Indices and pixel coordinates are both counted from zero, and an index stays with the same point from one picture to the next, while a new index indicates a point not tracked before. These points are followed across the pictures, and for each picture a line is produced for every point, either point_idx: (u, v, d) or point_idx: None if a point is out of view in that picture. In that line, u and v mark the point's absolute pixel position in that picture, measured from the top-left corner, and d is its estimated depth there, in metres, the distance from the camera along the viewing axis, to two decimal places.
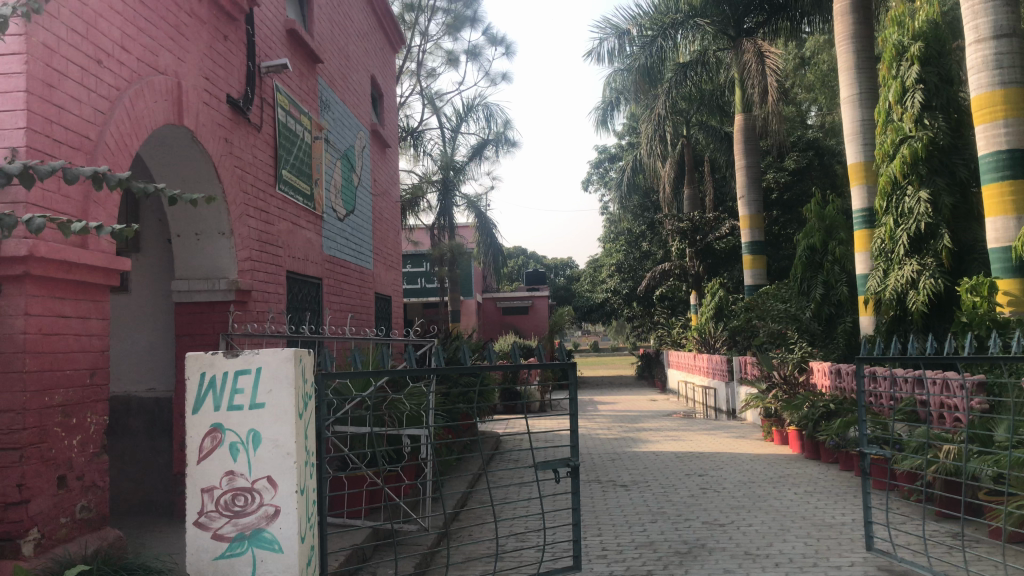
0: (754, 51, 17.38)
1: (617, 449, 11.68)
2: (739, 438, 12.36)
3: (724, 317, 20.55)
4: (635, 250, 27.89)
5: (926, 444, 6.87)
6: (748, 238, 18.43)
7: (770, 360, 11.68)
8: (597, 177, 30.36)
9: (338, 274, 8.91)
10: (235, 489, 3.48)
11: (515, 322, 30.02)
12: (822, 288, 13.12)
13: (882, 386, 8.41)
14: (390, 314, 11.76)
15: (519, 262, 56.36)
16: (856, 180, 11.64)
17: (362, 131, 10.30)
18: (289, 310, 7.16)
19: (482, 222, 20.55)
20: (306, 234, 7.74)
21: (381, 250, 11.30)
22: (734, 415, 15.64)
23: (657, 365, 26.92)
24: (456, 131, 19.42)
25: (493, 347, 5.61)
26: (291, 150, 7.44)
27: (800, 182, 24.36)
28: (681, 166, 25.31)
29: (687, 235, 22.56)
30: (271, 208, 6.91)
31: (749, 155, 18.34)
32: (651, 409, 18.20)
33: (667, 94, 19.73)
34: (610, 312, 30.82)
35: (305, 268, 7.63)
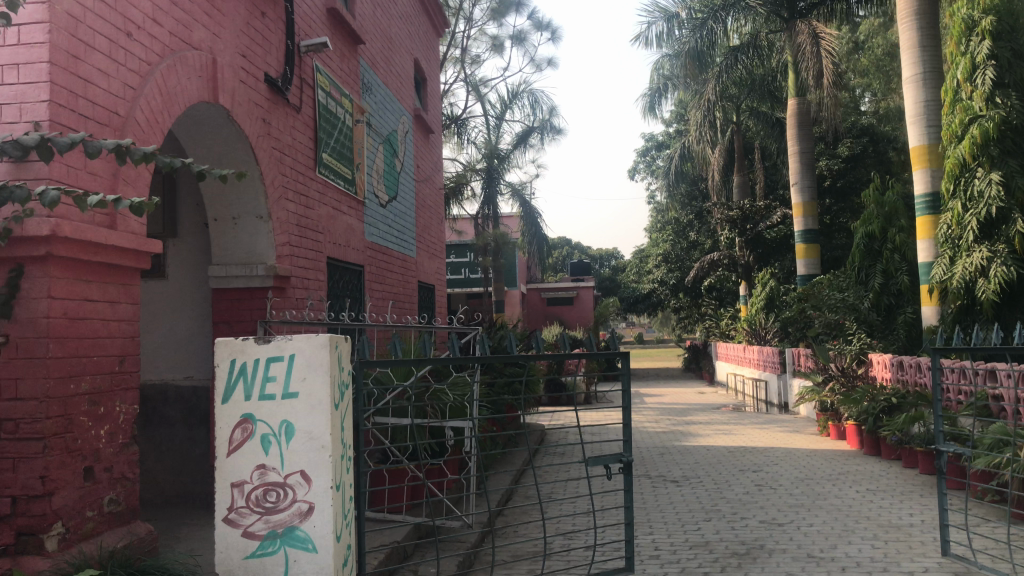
0: (808, 32, 16.83)
1: (666, 443, 11.33)
2: (793, 433, 11.93)
3: (775, 307, 19.97)
4: (682, 240, 27.35)
5: (1002, 441, 6.43)
6: (801, 226, 17.85)
7: (826, 352, 11.22)
8: (643, 166, 29.86)
9: (380, 262, 8.71)
10: (266, 484, 3.25)
11: (560, 313, 29.69)
12: (881, 278, 12.64)
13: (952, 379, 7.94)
14: (434, 303, 11.55)
15: (564, 253, 55.95)
16: (919, 164, 11.12)
17: (405, 115, 10.08)
18: (329, 298, 6.97)
19: (527, 211, 20.27)
20: (347, 219, 7.54)
21: (425, 238, 11.09)
22: (786, 409, 15.16)
23: (704, 357, 26.40)
24: (501, 119, 19.13)
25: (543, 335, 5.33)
26: (331, 132, 7.24)
27: (853, 169, 23.55)
28: (730, 154, 24.73)
29: (736, 223, 22.00)
30: (312, 192, 6.71)
31: (802, 141, 17.78)
32: (700, 402, 17.77)
33: (717, 78, 19.19)
34: (657, 303, 30.32)
35: (346, 255, 7.43)
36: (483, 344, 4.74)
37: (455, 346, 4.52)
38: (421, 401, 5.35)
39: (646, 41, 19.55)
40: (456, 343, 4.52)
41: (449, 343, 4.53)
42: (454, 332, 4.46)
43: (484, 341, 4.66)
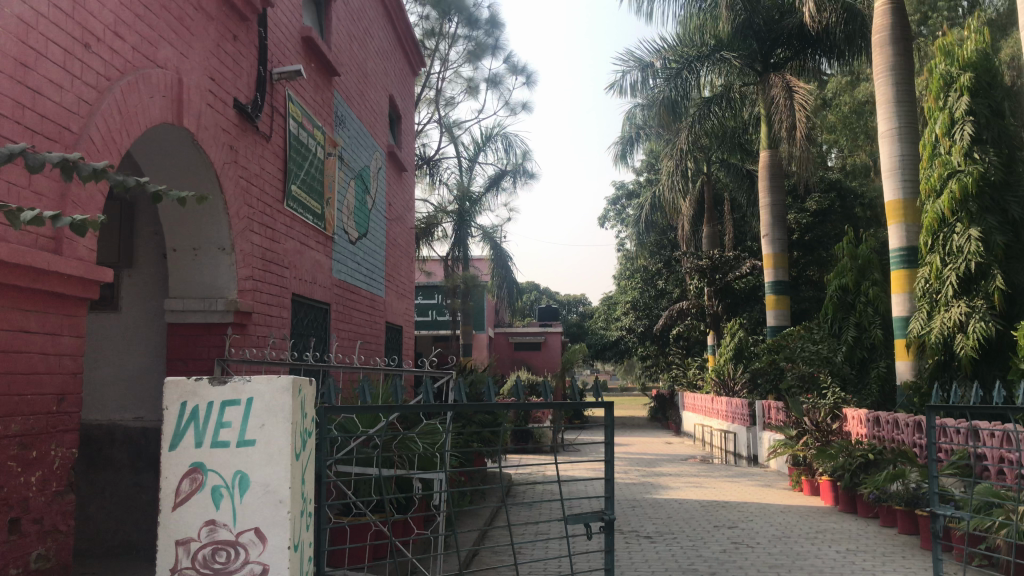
0: (782, 86, 17.01)
1: (637, 495, 11.01)
2: (765, 487, 11.68)
3: (744, 358, 19.82)
4: (652, 288, 27.27)
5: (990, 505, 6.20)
6: (772, 277, 17.82)
7: (800, 405, 11.03)
8: (614, 214, 29.92)
9: (347, 300, 8.38)
10: (216, 542, 2.85)
11: (527, 358, 29.39)
12: (854, 331, 12.57)
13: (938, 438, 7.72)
14: (401, 344, 11.21)
15: (532, 298, 55.86)
16: (894, 218, 11.09)
17: (379, 151, 9.84)
18: (293, 336, 6.62)
19: (497, 254, 20.05)
20: (315, 254, 7.24)
21: (394, 277, 10.79)
22: (756, 461, 14.93)
23: (672, 407, 26.18)
24: (473, 161, 19.00)
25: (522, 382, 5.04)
26: (302, 165, 6.96)
27: (821, 224, 23.64)
28: (700, 204, 24.81)
29: (706, 273, 21.97)
30: (278, 225, 6.40)
31: (774, 193, 17.84)
32: (668, 453, 17.49)
33: (690, 128, 19.16)
34: (624, 350, 30.16)
35: (312, 292, 7.11)
36: (458, 390, 4.43)
37: (428, 391, 4.20)
38: (387, 449, 5.02)
39: (621, 89, 19.60)
40: (430, 388, 4.20)
41: (422, 389, 4.21)
42: (427, 377, 4.15)
43: (459, 386, 4.35)
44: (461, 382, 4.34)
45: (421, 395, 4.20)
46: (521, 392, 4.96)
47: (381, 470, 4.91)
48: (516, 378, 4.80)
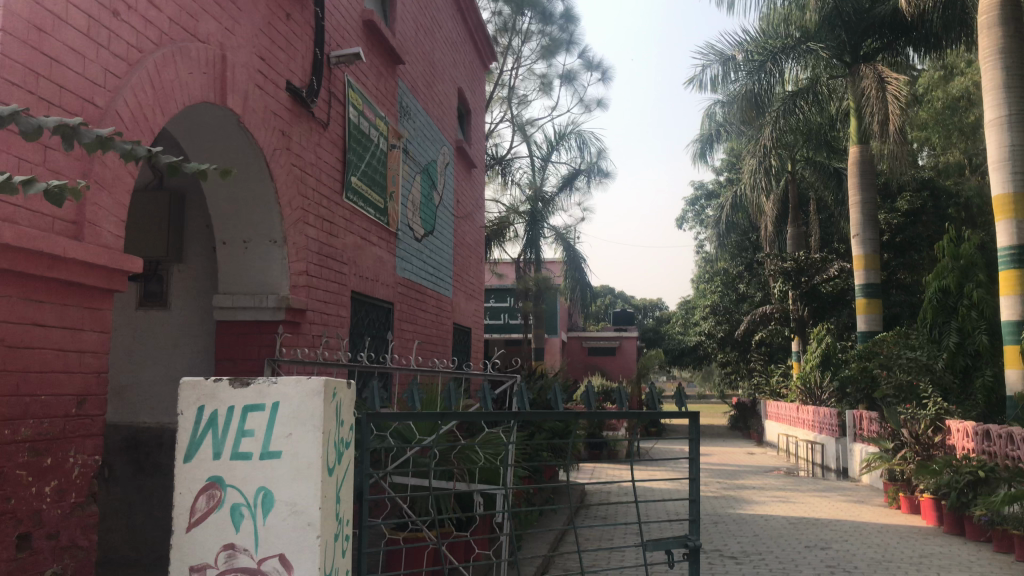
0: (873, 77, 16.09)
1: (719, 510, 10.35)
2: (859, 504, 10.85)
3: (832, 365, 18.78)
4: (732, 292, 26.27)
5: None
6: (863, 280, 16.85)
7: (897, 416, 10.20)
8: (692, 215, 29.06)
9: (411, 300, 8.00)
10: (234, 572, 2.34)
11: (601, 363, 28.77)
12: (956, 336, 11.60)
13: None
14: (470, 347, 10.81)
15: (607, 303, 55.16)
16: (1003, 213, 10.18)
17: (446, 146, 9.46)
18: (351, 337, 6.26)
19: (571, 256, 19.55)
20: (376, 251, 6.87)
21: (463, 278, 10.38)
22: (846, 475, 14.04)
23: (754, 416, 25.17)
24: (546, 160, 18.57)
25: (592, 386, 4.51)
26: (363, 155, 6.59)
27: (913, 225, 22.31)
28: (783, 204, 23.80)
29: (790, 276, 21.00)
30: (337, 218, 6.05)
31: (865, 190, 16.86)
32: (750, 464, 16.69)
33: (774, 124, 18.33)
34: (702, 356, 29.26)
35: (374, 290, 6.75)
36: (522, 398, 3.96)
37: (487, 398, 3.74)
38: (445, 459, 4.60)
39: (699, 84, 18.86)
40: (489, 394, 3.74)
41: (481, 394, 3.75)
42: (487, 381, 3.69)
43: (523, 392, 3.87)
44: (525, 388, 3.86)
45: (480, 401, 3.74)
46: (591, 399, 4.46)
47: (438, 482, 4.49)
48: (587, 386, 4.28)
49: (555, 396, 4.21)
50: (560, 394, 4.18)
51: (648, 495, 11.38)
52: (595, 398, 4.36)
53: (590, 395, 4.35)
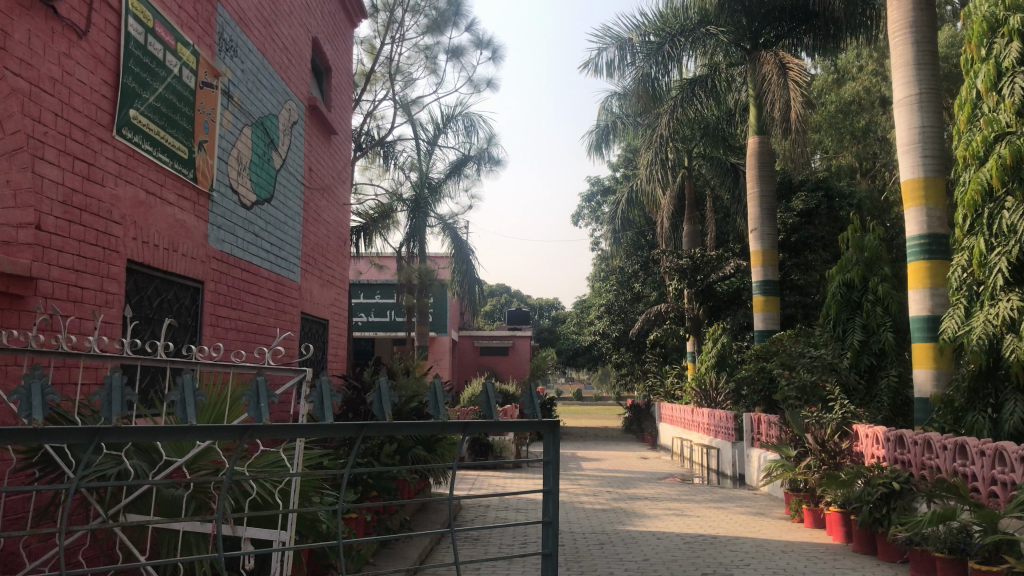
0: (775, 62, 15.39)
1: (607, 527, 9.16)
2: (759, 517, 9.83)
3: (727, 366, 18.00)
4: (627, 291, 25.43)
5: None
6: (760, 276, 16.10)
7: (801, 420, 9.26)
8: (588, 212, 28.20)
9: (234, 281, 6.47)
10: None
11: (493, 363, 27.56)
12: (860, 334, 10.78)
13: (1015, 470, 5.94)
14: (326, 343, 9.33)
15: (501, 301, 54.40)
16: (912, 200, 9.39)
17: (292, 101, 7.95)
18: (124, 320, 4.72)
19: (459, 248, 18.17)
20: (172, 212, 5.35)
21: (317, 261, 8.88)
22: (743, 482, 13.16)
23: (648, 419, 24.40)
24: (433, 143, 17.08)
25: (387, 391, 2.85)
26: (154, 86, 5.06)
27: (808, 225, 21.80)
28: (680, 201, 23.06)
29: (686, 273, 20.18)
30: (104, 161, 4.52)
31: (763, 183, 16.13)
32: (643, 470, 15.68)
33: (672, 113, 17.46)
34: (598, 357, 28.41)
35: (166, 263, 5.25)
36: (257, 398, 2.39)
37: (191, 393, 2.26)
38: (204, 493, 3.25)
39: (595, 69, 17.86)
40: (190, 384, 2.26)
41: (182, 387, 2.26)
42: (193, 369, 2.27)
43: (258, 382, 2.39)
44: (262, 379, 2.41)
45: (180, 399, 2.27)
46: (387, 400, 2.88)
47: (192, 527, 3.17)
48: (376, 388, 2.81)
49: (318, 407, 2.64)
50: (323, 397, 2.64)
51: (530, 512, 10.10)
52: (387, 405, 2.84)
53: (380, 402, 2.83)
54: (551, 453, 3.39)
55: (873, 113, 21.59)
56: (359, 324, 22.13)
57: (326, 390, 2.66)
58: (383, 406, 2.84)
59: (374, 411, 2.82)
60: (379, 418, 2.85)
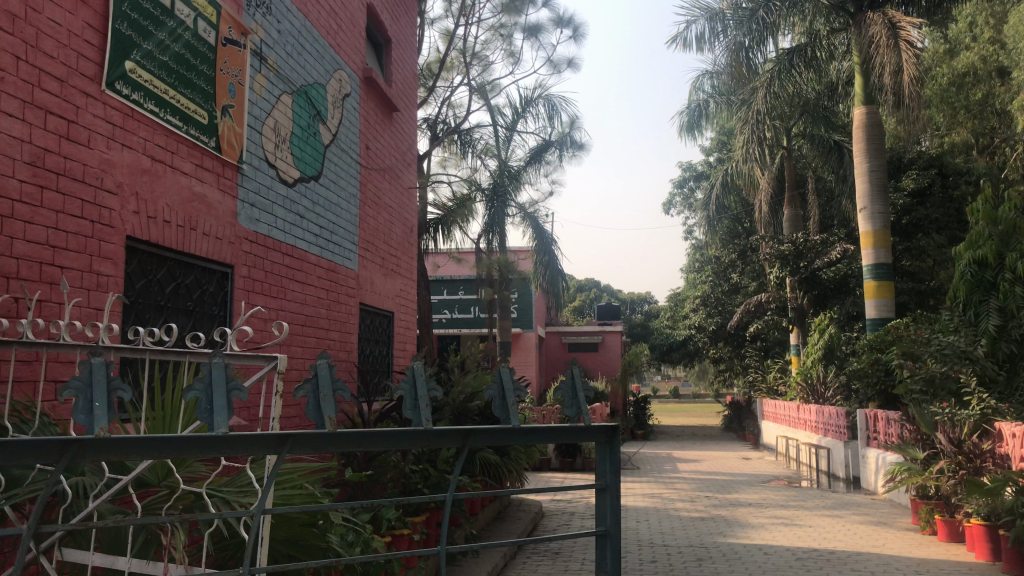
0: (884, 22, 13.94)
1: (706, 540, 8.13)
2: (881, 528, 8.60)
3: (836, 359, 16.56)
4: (724, 282, 24.11)
5: None
6: (871, 260, 14.65)
7: (929, 415, 8.19)
8: (680, 199, 26.90)
9: (275, 265, 5.79)
10: None
11: (582, 360, 26.64)
12: (997, 318, 9.39)
13: None
14: (392, 336, 8.63)
15: (592, 296, 53.39)
16: None
17: (343, 71, 7.24)
18: (121, 307, 4.03)
19: (541, 239, 17.32)
20: (188, 184, 4.64)
21: (379, 247, 8.16)
22: (858, 485, 11.89)
23: (749, 416, 22.99)
24: (512, 130, 16.30)
25: (324, 371, 2.33)
26: (158, 36, 4.37)
27: (921, 206, 20.01)
28: (779, 184, 21.59)
29: (788, 260, 18.77)
30: (89, 119, 3.81)
31: (873, 157, 14.67)
32: (746, 473, 14.48)
33: (768, 86, 16.17)
34: (694, 352, 27.10)
35: (181, 244, 4.55)
36: (90, 391, 1.99)
37: None
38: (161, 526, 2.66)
39: (684, 43, 16.73)
40: None
41: None
42: None
43: (91, 371, 1.99)
44: (93, 368, 1.98)
45: None
46: (325, 384, 2.32)
47: (140, 569, 2.45)
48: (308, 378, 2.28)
49: (208, 408, 2.11)
50: (213, 394, 2.10)
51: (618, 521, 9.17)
52: (325, 405, 2.30)
53: (315, 400, 2.29)
54: (608, 478, 3.01)
55: (991, 83, 19.13)
56: (444, 321, 21.58)
57: (219, 382, 2.11)
58: (324, 408, 2.31)
59: (309, 411, 2.30)
60: (316, 422, 2.32)
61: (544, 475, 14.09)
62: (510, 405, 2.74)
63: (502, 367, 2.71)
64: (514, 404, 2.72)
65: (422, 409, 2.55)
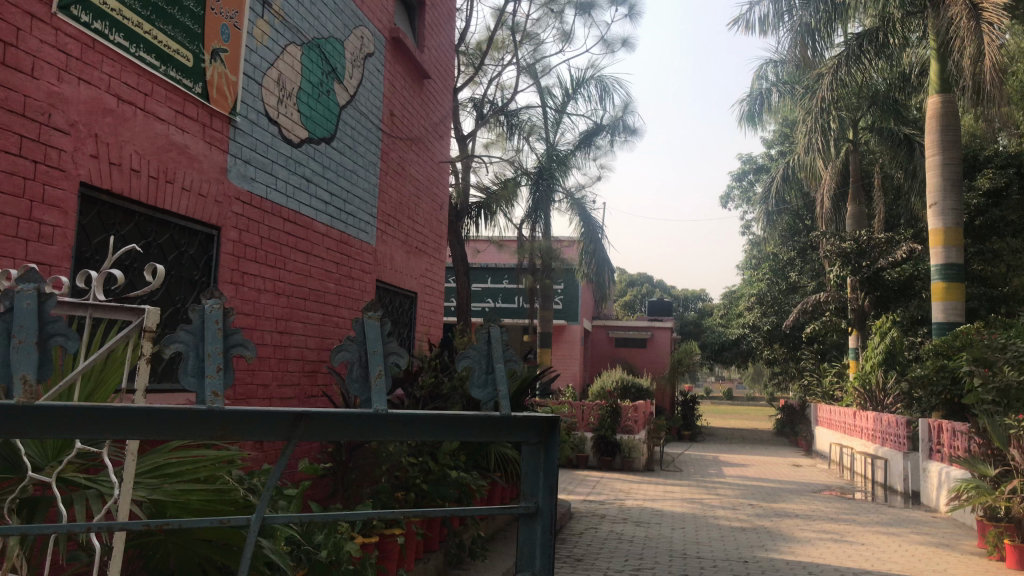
0: (965, 3, 12.90)
1: (744, 553, 7.43)
2: (942, 550, 7.78)
3: (898, 365, 15.55)
4: (782, 281, 23.08)
5: None
6: (941, 259, 13.64)
7: (1002, 427, 7.41)
8: (738, 193, 25.95)
9: (275, 231, 5.30)
10: None
11: (629, 356, 25.91)
12: None
13: None
14: (415, 318, 8.12)
15: (646, 291, 52.48)
16: None
17: (366, 28, 6.74)
18: (71, 261, 3.54)
19: (588, 226, 16.62)
20: (165, 131, 4.14)
21: (403, 222, 7.65)
22: (918, 500, 11.03)
23: (802, 421, 22.01)
24: (562, 112, 15.66)
25: (19, 306, 1.66)
26: None
27: (996, 207, 18.70)
28: (843, 179, 20.53)
29: (850, 259, 17.78)
30: (32, 40, 3.31)
31: (948, 148, 13.66)
32: (795, 481, 13.66)
33: (835, 72, 15.23)
34: (747, 352, 26.14)
35: (154, 196, 4.05)
36: None
37: None
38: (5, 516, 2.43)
39: (746, 25, 15.92)
40: None
41: None
42: None
43: None
44: None
45: None
46: (21, 328, 1.66)
47: None
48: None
49: None
50: None
51: (651, 527, 8.50)
52: (14, 359, 1.64)
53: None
54: (540, 499, 2.47)
55: None
56: (488, 310, 21.12)
57: None
58: (17, 363, 1.65)
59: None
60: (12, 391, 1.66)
61: (582, 472, 13.46)
62: (374, 375, 2.06)
63: (368, 318, 2.09)
64: (380, 374, 2.07)
65: (208, 374, 1.85)
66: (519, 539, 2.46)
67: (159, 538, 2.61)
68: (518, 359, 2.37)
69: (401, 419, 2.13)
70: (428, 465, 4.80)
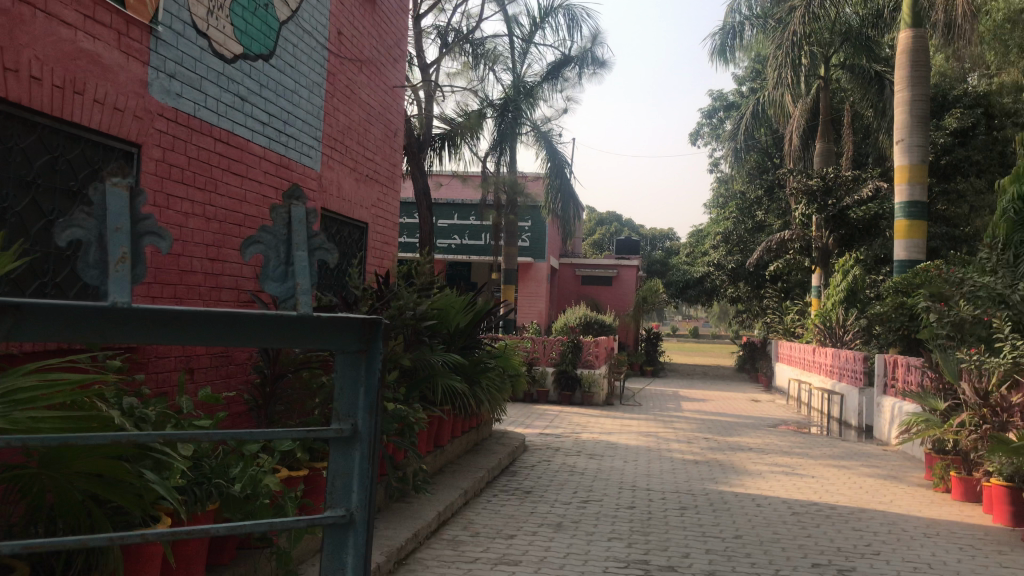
0: None
1: (695, 486, 7.42)
2: (891, 483, 7.82)
3: (858, 303, 15.65)
4: (748, 220, 23.01)
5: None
6: (904, 197, 13.58)
7: (955, 362, 7.39)
8: (707, 130, 25.70)
9: (205, 151, 5.02)
10: None
11: (595, 293, 25.92)
12: None
13: None
14: (365, 248, 7.89)
15: (614, 229, 52.44)
16: None
17: None
18: None
19: (554, 160, 16.34)
20: (70, 36, 3.82)
21: (352, 148, 7.36)
22: (871, 435, 11.13)
23: (763, 358, 22.24)
24: (528, 42, 15.24)
25: None
26: None
27: (962, 146, 18.66)
28: (813, 117, 20.36)
29: (815, 196, 17.70)
30: None
31: (916, 84, 13.49)
32: (752, 416, 13.76)
33: (807, 4, 14.91)
34: (712, 290, 26.22)
35: (58, 108, 3.76)
36: None
37: None
38: None
39: None
40: None
41: None
42: None
43: None
44: None
45: None
46: None
47: None
48: None
49: None
50: None
51: (604, 461, 8.47)
52: None
53: None
54: (359, 422, 1.93)
55: None
56: (453, 246, 20.91)
57: None
58: None
59: None
60: None
61: (541, 407, 13.49)
62: (115, 262, 1.61)
63: (109, 185, 1.63)
64: (122, 259, 1.62)
65: None
66: (332, 467, 1.93)
67: (32, 473, 2.44)
68: (326, 247, 1.89)
69: (161, 317, 1.63)
70: (364, 397, 4.65)
